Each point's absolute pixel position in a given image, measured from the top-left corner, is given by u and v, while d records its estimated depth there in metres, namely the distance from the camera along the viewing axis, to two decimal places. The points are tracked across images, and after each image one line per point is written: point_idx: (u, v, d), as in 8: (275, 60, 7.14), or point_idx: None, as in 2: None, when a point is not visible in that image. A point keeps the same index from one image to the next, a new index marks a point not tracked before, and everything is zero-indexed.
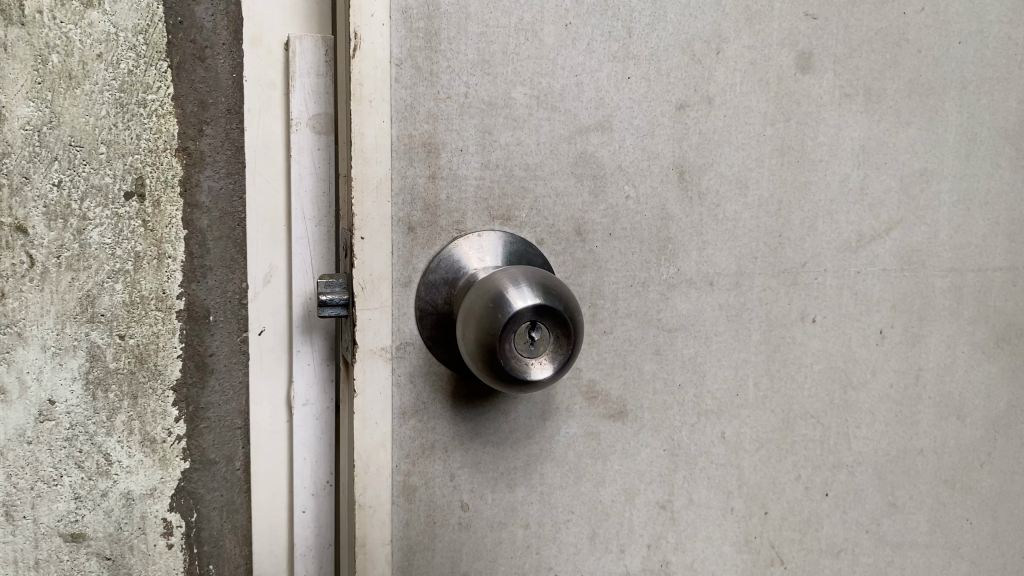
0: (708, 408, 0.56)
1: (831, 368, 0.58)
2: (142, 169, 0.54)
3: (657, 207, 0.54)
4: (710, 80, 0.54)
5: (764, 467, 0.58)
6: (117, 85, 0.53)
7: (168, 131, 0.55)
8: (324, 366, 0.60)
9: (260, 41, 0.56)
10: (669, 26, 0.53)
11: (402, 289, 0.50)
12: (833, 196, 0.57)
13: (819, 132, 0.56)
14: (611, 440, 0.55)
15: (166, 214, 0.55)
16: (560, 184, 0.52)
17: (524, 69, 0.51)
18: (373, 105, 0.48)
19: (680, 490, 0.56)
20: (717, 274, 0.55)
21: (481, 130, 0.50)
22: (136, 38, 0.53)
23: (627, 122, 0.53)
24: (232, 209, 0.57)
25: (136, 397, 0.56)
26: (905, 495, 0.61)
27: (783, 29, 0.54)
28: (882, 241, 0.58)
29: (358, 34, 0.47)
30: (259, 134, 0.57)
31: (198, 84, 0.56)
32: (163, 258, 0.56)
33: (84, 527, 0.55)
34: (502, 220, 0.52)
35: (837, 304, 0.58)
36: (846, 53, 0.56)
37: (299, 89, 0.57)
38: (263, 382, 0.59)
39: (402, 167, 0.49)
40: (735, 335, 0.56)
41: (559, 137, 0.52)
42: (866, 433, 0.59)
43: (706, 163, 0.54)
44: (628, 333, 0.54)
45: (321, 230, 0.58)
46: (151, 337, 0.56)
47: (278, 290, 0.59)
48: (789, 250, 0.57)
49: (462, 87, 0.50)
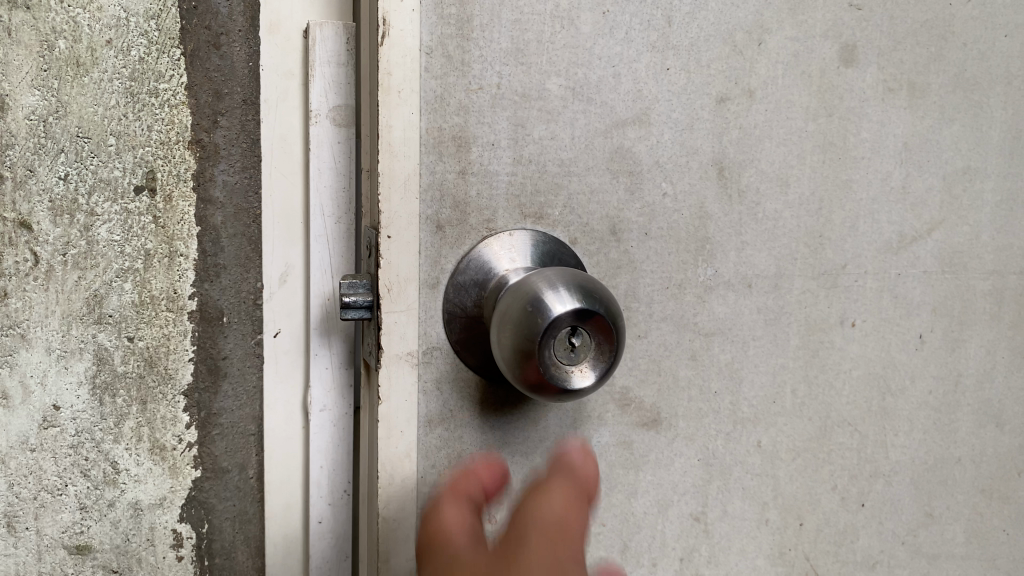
0: (744, 416, 0.56)
1: (870, 374, 0.58)
2: (154, 162, 0.55)
3: (694, 204, 0.53)
4: (751, 72, 0.53)
5: (800, 477, 0.57)
6: (126, 73, 0.54)
7: (180, 122, 0.55)
8: (341, 369, 0.59)
9: (278, 27, 0.56)
10: (709, 15, 0.52)
11: (430, 290, 0.49)
12: (874, 195, 0.57)
13: (862, 127, 0.56)
14: (643, 449, 0.54)
15: (178, 210, 0.56)
16: (595, 180, 0.52)
17: (558, 59, 0.50)
18: (400, 95, 0.47)
19: (713, 503, 0.56)
20: (755, 276, 0.55)
21: (513, 124, 0.50)
22: (148, 23, 0.54)
23: (665, 116, 0.52)
24: (247, 205, 0.58)
25: (145, 402, 0.56)
26: (943, 506, 0.60)
27: (827, 19, 0.54)
28: (924, 242, 0.58)
29: (386, 20, 0.46)
30: (276, 126, 0.57)
31: (212, 74, 0.56)
32: (174, 255, 0.56)
33: (89, 539, 0.56)
34: (534, 218, 0.51)
35: (878, 309, 0.57)
36: (891, 46, 0.56)
37: (318, 78, 0.56)
38: (278, 383, 0.59)
39: (431, 162, 0.48)
40: (774, 340, 0.56)
41: (594, 131, 0.51)
42: (904, 442, 0.59)
43: (746, 159, 0.54)
44: (663, 338, 0.54)
45: (340, 229, 0.58)
46: (161, 338, 0.56)
47: (294, 290, 0.58)
48: (830, 252, 0.56)
49: (494, 77, 0.49)
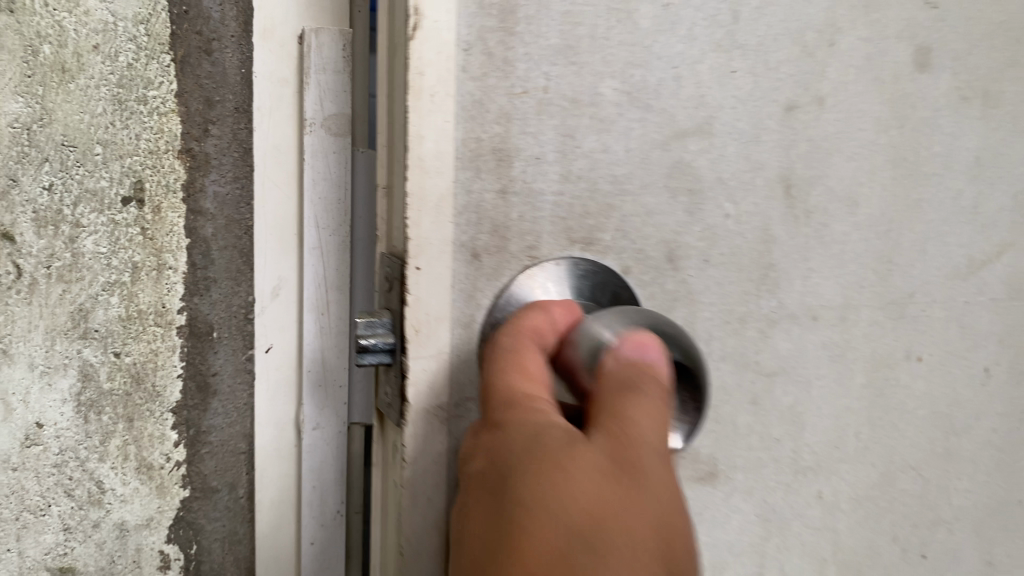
0: (805, 464, 0.52)
1: (935, 413, 0.57)
2: (142, 171, 0.54)
3: (758, 227, 0.49)
4: (822, 77, 0.50)
5: (861, 527, 0.55)
6: (114, 79, 0.52)
7: (170, 130, 0.54)
8: (334, 385, 0.59)
9: (272, 33, 0.56)
10: (779, 11, 0.48)
11: (462, 329, 0.42)
12: (946, 215, 0.55)
13: (931, 140, 0.54)
14: (700, 509, 0.49)
15: (167, 220, 0.55)
16: (652, 199, 0.46)
17: (614, 58, 0.44)
18: (432, 100, 0.39)
19: (772, 564, 0.52)
20: (821, 308, 0.52)
21: (561, 133, 0.43)
22: (137, 28, 0.53)
23: (729, 125, 0.47)
24: (238, 216, 0.57)
25: (132, 420, 0.56)
26: (1001, 554, 0.61)
27: (903, 19, 0.52)
28: (992, 266, 0.58)
29: (418, 10, 0.39)
30: (269, 133, 0.56)
31: (203, 80, 0.55)
32: (163, 268, 0.55)
33: (74, 560, 0.56)
34: (582, 245, 0.45)
35: (943, 339, 0.56)
36: (967, 51, 0.55)
37: (314, 86, 0.55)
38: (269, 398, 0.59)
39: (466, 179, 0.41)
40: (837, 379, 0.53)
41: (650, 143, 0.45)
42: (966, 485, 0.59)
43: (816, 175, 0.51)
44: (724, 381, 0.49)
45: (334, 243, 0.57)
46: (149, 354, 0.56)
47: (286, 304, 0.58)
48: (897, 281, 0.54)
49: (541, 78, 0.42)
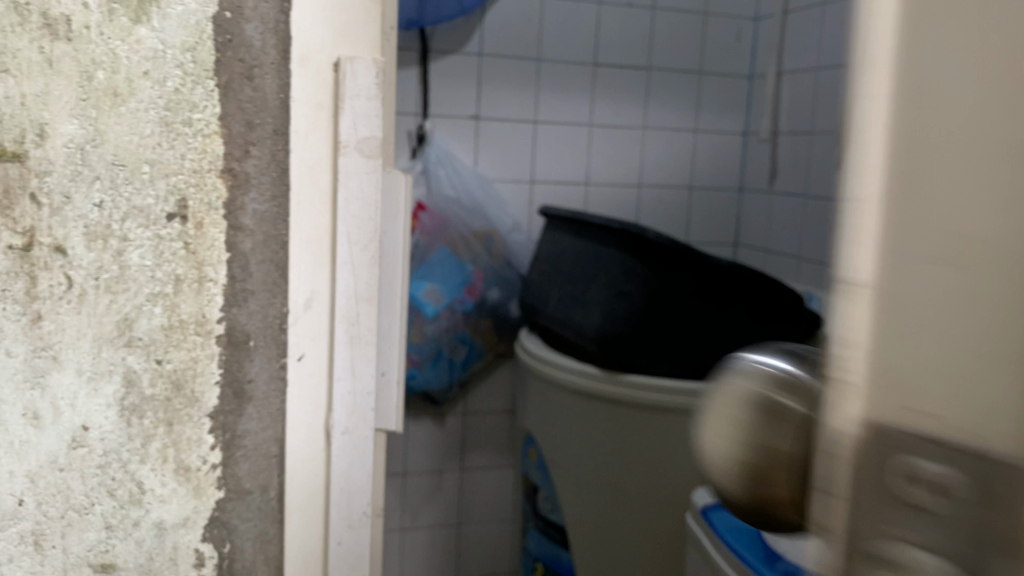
0: None
1: None
2: (185, 189, 0.61)
3: None
4: None
5: None
6: (161, 103, 0.59)
7: (212, 150, 0.61)
8: (363, 386, 0.66)
9: (308, 59, 0.62)
10: None
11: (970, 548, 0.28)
12: None
13: None
14: None
15: (207, 236, 0.62)
16: None
17: None
18: None
19: None
20: None
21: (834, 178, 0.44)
22: (184, 55, 0.59)
23: None
24: (275, 232, 0.63)
25: (171, 424, 0.63)
26: None
27: None
28: None
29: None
30: (305, 155, 0.63)
31: (246, 104, 0.61)
32: (204, 280, 0.62)
33: (114, 557, 0.64)
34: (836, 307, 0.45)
35: None
36: None
37: (348, 111, 0.62)
38: (300, 403, 0.66)
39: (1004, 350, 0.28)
40: None
41: None
42: None
43: None
44: None
45: (365, 257, 0.65)
46: (188, 361, 0.63)
47: (320, 313, 0.65)
48: None
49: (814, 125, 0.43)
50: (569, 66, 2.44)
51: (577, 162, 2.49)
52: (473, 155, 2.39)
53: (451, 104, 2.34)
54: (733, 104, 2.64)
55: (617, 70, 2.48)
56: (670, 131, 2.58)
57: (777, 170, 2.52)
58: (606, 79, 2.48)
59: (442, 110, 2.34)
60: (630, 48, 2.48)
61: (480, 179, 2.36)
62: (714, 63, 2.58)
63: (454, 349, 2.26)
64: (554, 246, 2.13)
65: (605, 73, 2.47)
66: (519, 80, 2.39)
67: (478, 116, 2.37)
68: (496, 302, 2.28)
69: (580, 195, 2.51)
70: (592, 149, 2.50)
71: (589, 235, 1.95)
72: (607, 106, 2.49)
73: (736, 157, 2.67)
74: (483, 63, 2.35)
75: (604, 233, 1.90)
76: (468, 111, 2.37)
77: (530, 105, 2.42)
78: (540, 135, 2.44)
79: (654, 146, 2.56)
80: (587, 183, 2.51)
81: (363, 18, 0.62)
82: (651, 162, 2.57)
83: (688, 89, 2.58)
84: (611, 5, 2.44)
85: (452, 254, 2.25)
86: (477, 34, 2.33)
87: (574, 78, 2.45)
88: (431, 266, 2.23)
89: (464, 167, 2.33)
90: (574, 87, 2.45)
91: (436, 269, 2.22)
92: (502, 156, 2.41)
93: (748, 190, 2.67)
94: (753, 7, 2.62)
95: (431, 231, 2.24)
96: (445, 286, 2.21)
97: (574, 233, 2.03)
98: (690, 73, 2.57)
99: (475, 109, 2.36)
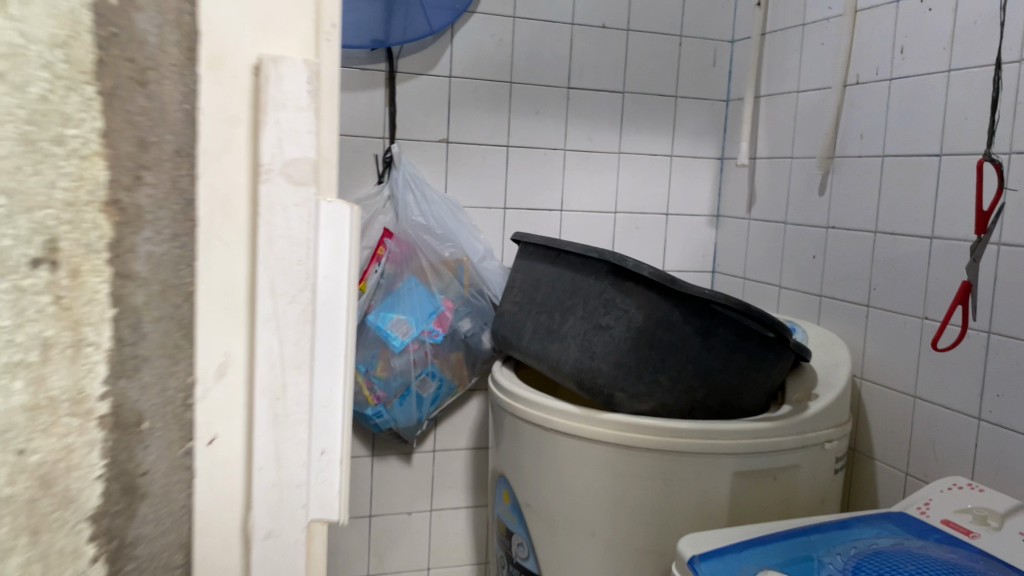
0: None
1: None
2: (54, 226, 0.32)
3: None
4: None
5: None
6: (21, 111, 0.30)
7: (93, 178, 0.33)
8: (296, 488, 0.42)
9: (221, 62, 0.38)
10: None
11: None
12: None
13: None
14: None
15: (87, 287, 0.34)
16: None
17: None
18: None
19: None
20: None
21: None
22: (55, 53, 0.31)
23: None
24: (177, 280, 0.38)
25: (37, 536, 0.32)
26: None
27: None
28: None
29: None
30: (215, 180, 0.39)
31: (137, 117, 0.35)
32: (80, 343, 0.34)
33: None
34: None
35: None
36: None
37: (273, 128, 0.39)
38: (213, 503, 0.41)
39: None
40: None
41: None
42: None
43: None
44: None
45: (300, 310, 0.41)
46: (60, 452, 0.33)
47: (236, 386, 0.41)
48: None
49: None
50: (542, 88, 2.33)
51: (551, 187, 2.38)
52: (443, 180, 2.27)
53: (420, 128, 2.22)
54: (709, 129, 2.56)
55: (591, 92, 2.38)
56: (646, 157, 2.48)
57: (755, 196, 2.45)
58: (579, 101, 2.37)
59: (411, 132, 2.22)
60: (603, 71, 2.38)
61: (450, 206, 2.23)
62: (690, 87, 2.50)
63: (423, 385, 2.12)
64: (529, 274, 2.02)
65: (577, 95, 2.37)
66: (490, 101, 2.28)
67: (448, 139, 2.26)
68: (468, 333, 2.14)
69: (555, 220, 2.40)
70: (567, 174, 2.39)
71: (565, 264, 1.86)
72: (580, 129, 2.39)
73: (712, 183, 2.60)
74: (452, 84, 2.24)
75: (581, 262, 1.80)
76: (438, 134, 2.24)
77: (502, 127, 2.30)
78: (512, 158, 2.33)
79: (629, 171, 2.47)
80: (562, 208, 2.40)
81: (286, 6, 0.40)
82: (626, 187, 2.47)
83: (663, 112, 2.48)
84: (585, 27, 2.35)
85: (421, 282, 2.13)
86: (446, 54, 2.22)
87: (546, 100, 2.34)
88: (398, 296, 2.11)
89: (432, 194, 2.21)
90: (548, 110, 2.34)
91: (404, 299, 2.10)
92: (473, 181, 2.30)
93: (726, 215, 2.60)
94: (730, 30, 2.53)
95: (399, 258, 2.13)
96: (414, 316, 2.09)
97: (548, 261, 1.94)
98: (665, 96, 2.48)
99: (445, 132, 2.25)
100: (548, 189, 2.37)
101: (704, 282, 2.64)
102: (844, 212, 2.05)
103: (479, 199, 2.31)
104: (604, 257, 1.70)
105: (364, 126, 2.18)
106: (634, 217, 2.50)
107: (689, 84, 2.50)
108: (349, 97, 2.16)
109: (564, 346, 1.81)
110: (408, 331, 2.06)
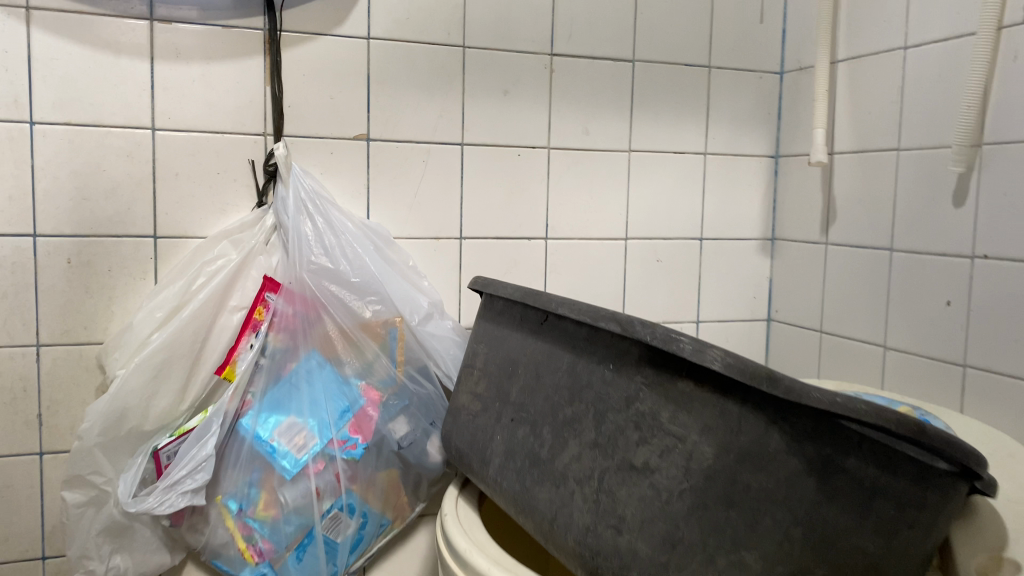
0: None
1: None
2: None
3: None
4: None
5: None
6: None
7: None
8: None
9: None
10: None
11: None
12: None
13: None
14: None
15: None
16: None
17: None
18: None
19: None
20: None
21: None
22: None
23: None
24: None
25: None
26: None
27: None
28: None
29: None
30: None
31: None
32: None
33: None
34: None
35: None
36: None
37: None
38: None
39: None
40: None
41: None
42: None
43: None
44: None
45: None
46: None
47: None
48: None
49: None
50: (507, 55, 1.41)
51: (530, 205, 1.45)
52: (365, 198, 1.36)
53: (320, 119, 1.31)
54: (753, 117, 1.58)
55: (584, 64, 1.45)
56: (660, 155, 1.52)
57: (835, 209, 1.46)
58: (567, 77, 1.45)
59: (309, 123, 1.31)
60: (602, 29, 1.46)
61: (372, 236, 1.31)
62: (727, 53, 1.54)
63: (335, 526, 1.12)
64: (498, 349, 1.14)
65: (565, 66, 1.44)
66: (427, 74, 1.36)
67: (370, 134, 1.34)
68: (404, 443, 1.18)
69: (538, 256, 1.47)
70: (552, 185, 1.46)
71: (558, 336, 0.98)
72: (569, 113, 1.46)
73: (762, 194, 1.62)
74: (371, 47, 1.33)
75: (585, 335, 0.93)
76: (354, 127, 1.33)
77: (452, 114, 1.39)
78: (469, 164, 1.41)
79: (642, 180, 1.52)
80: (548, 235, 1.47)
81: None
82: (639, 200, 1.52)
83: (688, 92, 1.52)
84: None
85: (326, 360, 1.18)
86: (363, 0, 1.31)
87: (520, 73, 1.42)
88: (292, 387, 1.16)
89: (344, 220, 1.27)
90: (522, 88, 1.42)
91: (299, 393, 1.15)
92: (413, 200, 1.38)
93: (784, 238, 1.61)
94: None
95: (292, 325, 1.19)
96: (316, 417, 1.13)
97: (528, 330, 1.06)
98: (693, 67, 1.52)
99: (367, 123, 1.34)
100: (522, 209, 1.45)
101: (755, 342, 1.65)
102: (1003, 234, 1.14)
103: (424, 226, 1.39)
104: (628, 331, 0.83)
105: (231, 119, 1.27)
106: (652, 243, 1.54)
107: (726, 45, 1.54)
108: (206, 71, 1.25)
109: (565, 498, 0.91)
110: (307, 443, 1.10)
